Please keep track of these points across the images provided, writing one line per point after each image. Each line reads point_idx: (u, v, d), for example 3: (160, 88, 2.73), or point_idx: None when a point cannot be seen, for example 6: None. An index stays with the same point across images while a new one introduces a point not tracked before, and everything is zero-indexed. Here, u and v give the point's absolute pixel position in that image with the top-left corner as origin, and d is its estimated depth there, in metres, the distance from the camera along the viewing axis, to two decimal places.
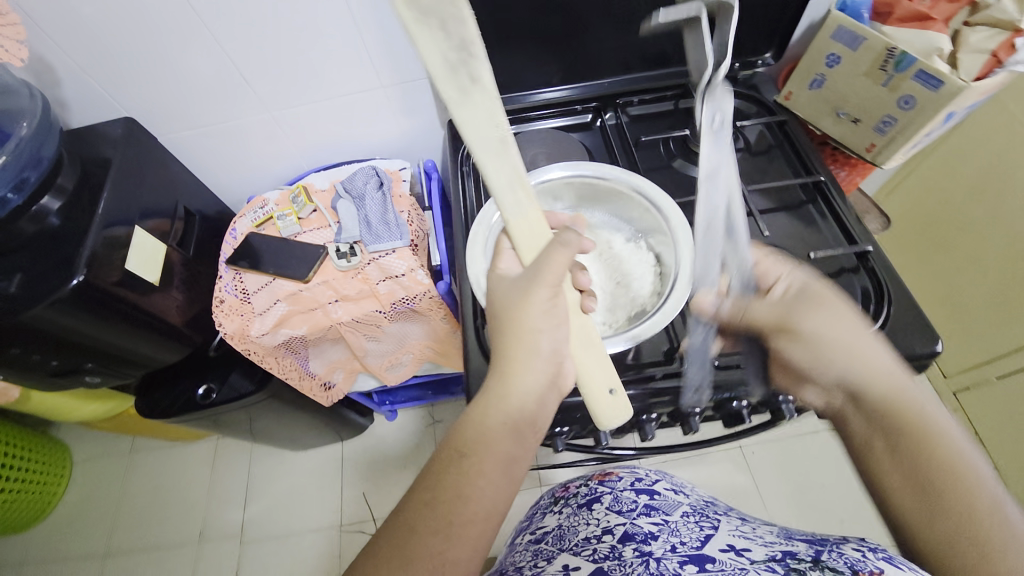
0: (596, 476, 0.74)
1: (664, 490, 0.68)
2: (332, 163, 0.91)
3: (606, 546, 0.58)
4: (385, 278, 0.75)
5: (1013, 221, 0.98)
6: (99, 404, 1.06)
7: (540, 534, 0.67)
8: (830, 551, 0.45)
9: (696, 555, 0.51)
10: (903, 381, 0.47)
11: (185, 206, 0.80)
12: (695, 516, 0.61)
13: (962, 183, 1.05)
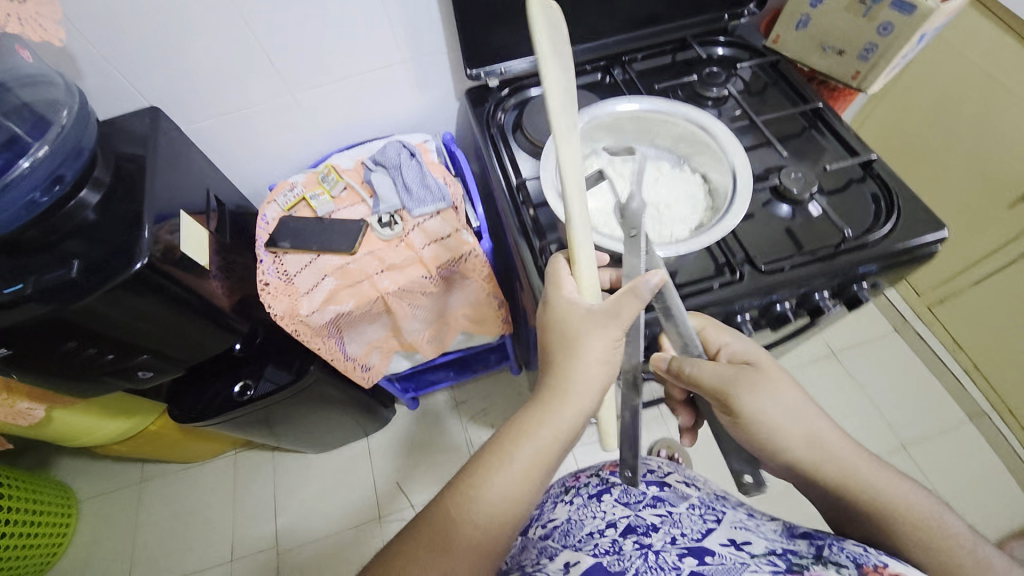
0: (608, 464, 0.64)
1: (676, 482, 0.59)
2: (353, 143, 0.92)
3: (608, 541, 0.50)
4: (430, 241, 0.78)
5: (965, 143, 1.10)
6: (124, 420, 1.02)
7: (547, 530, 0.56)
8: (831, 545, 0.41)
9: (696, 547, 0.46)
10: (857, 456, 0.46)
11: (215, 194, 0.79)
12: (701, 508, 0.52)
13: (916, 114, 1.18)
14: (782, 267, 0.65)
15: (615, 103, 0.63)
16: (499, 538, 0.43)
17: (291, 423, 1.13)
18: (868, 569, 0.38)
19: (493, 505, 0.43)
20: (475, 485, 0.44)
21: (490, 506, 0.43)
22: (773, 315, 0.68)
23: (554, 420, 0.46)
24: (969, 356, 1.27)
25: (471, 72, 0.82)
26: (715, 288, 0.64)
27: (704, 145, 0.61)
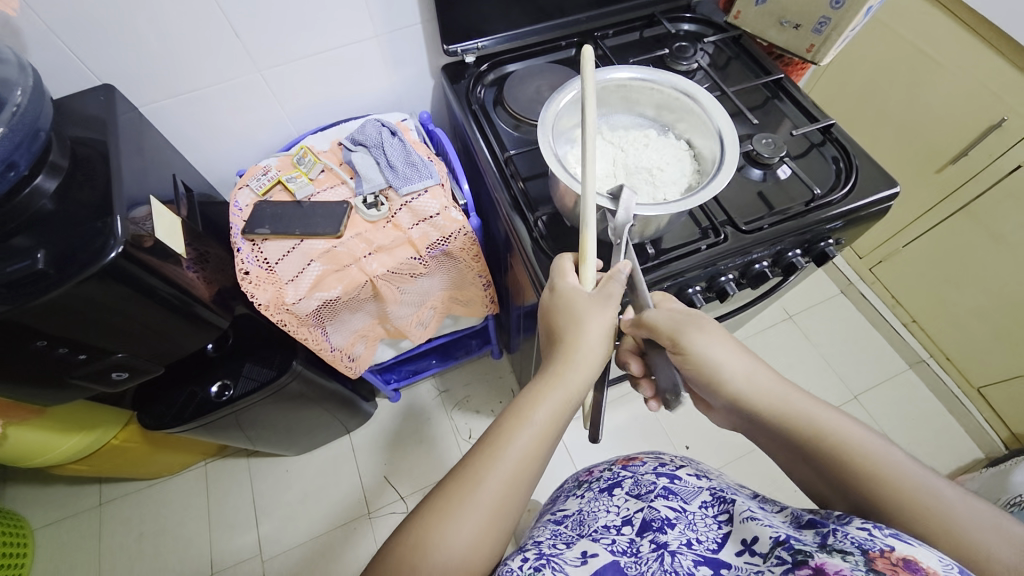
0: (620, 459, 0.66)
1: (687, 475, 0.58)
2: (326, 124, 0.89)
3: (626, 539, 0.50)
4: (419, 221, 0.76)
5: (897, 114, 1.21)
6: (85, 436, 0.94)
7: (559, 518, 0.59)
8: (836, 532, 0.39)
9: (713, 558, 0.45)
10: (787, 394, 0.48)
11: (182, 181, 0.74)
12: (713, 504, 0.52)
13: (853, 90, 1.28)
14: (762, 226, 0.69)
15: (605, 71, 0.64)
16: (533, 468, 0.44)
17: (270, 423, 1.07)
18: (875, 555, 0.36)
19: (530, 434, 0.45)
20: (514, 417, 0.46)
21: (526, 436, 0.45)
22: (753, 275, 0.73)
23: (583, 359, 0.49)
24: (906, 309, 1.41)
25: (448, 48, 0.81)
26: (704, 248, 0.67)
27: (689, 111, 0.64)
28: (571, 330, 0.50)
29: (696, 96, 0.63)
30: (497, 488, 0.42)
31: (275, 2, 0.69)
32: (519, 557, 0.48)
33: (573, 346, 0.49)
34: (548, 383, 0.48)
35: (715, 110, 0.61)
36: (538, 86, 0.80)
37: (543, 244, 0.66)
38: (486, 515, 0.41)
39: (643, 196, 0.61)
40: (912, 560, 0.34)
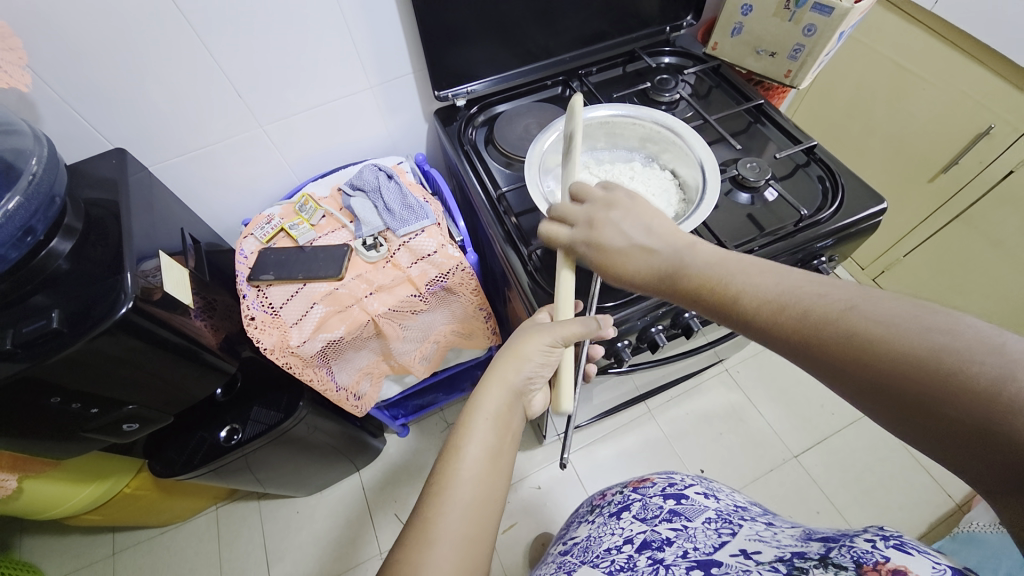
0: (633, 481, 0.68)
1: (694, 495, 0.60)
2: (327, 170, 0.93)
3: (624, 557, 0.53)
4: (416, 259, 0.78)
5: (885, 127, 1.22)
6: (97, 486, 0.95)
7: (568, 546, 0.64)
8: (841, 546, 0.39)
9: (705, 560, 0.46)
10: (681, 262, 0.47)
11: (190, 233, 0.77)
12: (717, 521, 0.53)
13: (838, 106, 1.31)
14: (753, 248, 0.70)
15: (586, 109, 0.67)
16: (487, 488, 0.49)
17: (275, 467, 1.08)
18: (868, 569, 0.35)
19: (469, 461, 0.49)
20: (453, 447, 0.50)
21: (467, 463, 0.49)
22: None
23: (502, 377, 0.53)
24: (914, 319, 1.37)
25: (441, 94, 0.85)
26: None
27: (671, 143, 0.67)
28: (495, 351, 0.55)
29: (679, 130, 0.65)
30: (455, 523, 0.46)
31: (273, 63, 0.74)
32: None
33: (494, 369, 0.54)
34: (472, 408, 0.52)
35: (697, 140, 0.63)
36: (526, 124, 0.84)
37: (538, 278, 0.68)
38: (452, 551, 0.44)
39: None
40: (900, 570, 0.34)
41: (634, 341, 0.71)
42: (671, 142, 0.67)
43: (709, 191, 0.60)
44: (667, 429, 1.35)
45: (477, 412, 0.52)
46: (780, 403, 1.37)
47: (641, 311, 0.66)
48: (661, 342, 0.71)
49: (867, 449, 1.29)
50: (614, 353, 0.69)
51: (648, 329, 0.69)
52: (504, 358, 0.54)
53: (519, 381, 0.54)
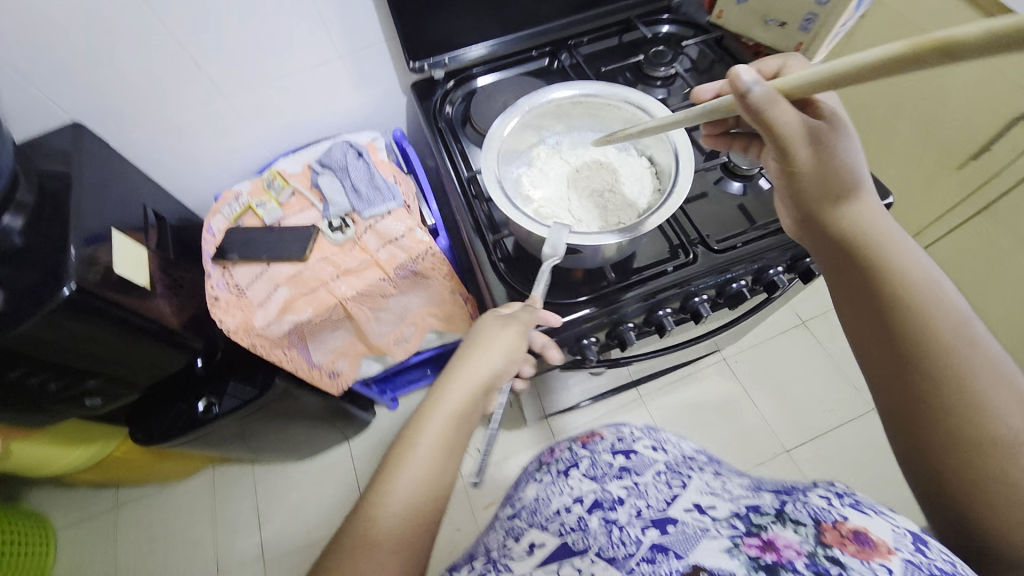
0: (582, 438, 0.68)
1: (643, 449, 0.59)
2: (298, 146, 0.90)
3: (574, 517, 0.50)
4: (384, 243, 0.76)
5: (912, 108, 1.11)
6: (86, 448, 0.97)
7: (514, 511, 0.60)
8: (796, 502, 0.42)
9: (661, 518, 0.45)
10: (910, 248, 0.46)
11: (153, 210, 0.76)
12: (667, 474, 0.53)
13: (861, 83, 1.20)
14: (736, 245, 0.65)
15: (544, 89, 0.59)
16: (436, 486, 0.45)
17: (266, 436, 1.10)
18: (827, 526, 0.38)
19: (419, 455, 0.46)
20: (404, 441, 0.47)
21: (419, 460, 0.45)
22: (731, 295, 0.68)
23: (470, 369, 0.51)
24: None
25: (413, 66, 0.79)
26: (670, 271, 0.64)
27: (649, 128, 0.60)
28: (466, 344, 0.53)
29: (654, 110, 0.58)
30: (396, 520, 0.43)
31: (233, 32, 0.69)
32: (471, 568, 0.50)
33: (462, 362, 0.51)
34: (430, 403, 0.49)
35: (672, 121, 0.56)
36: (506, 100, 0.78)
37: (503, 271, 0.64)
38: (389, 548, 0.41)
39: (594, 222, 0.58)
40: (862, 532, 0.37)
41: (603, 338, 0.67)
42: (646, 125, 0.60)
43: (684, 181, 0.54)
44: (656, 417, 1.32)
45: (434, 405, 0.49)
46: (776, 396, 1.33)
47: (607, 310, 0.62)
48: (631, 342, 0.66)
49: (864, 447, 1.25)
50: (579, 351, 0.65)
51: (621, 325, 0.65)
52: (468, 355, 0.51)
53: (489, 374, 0.51)
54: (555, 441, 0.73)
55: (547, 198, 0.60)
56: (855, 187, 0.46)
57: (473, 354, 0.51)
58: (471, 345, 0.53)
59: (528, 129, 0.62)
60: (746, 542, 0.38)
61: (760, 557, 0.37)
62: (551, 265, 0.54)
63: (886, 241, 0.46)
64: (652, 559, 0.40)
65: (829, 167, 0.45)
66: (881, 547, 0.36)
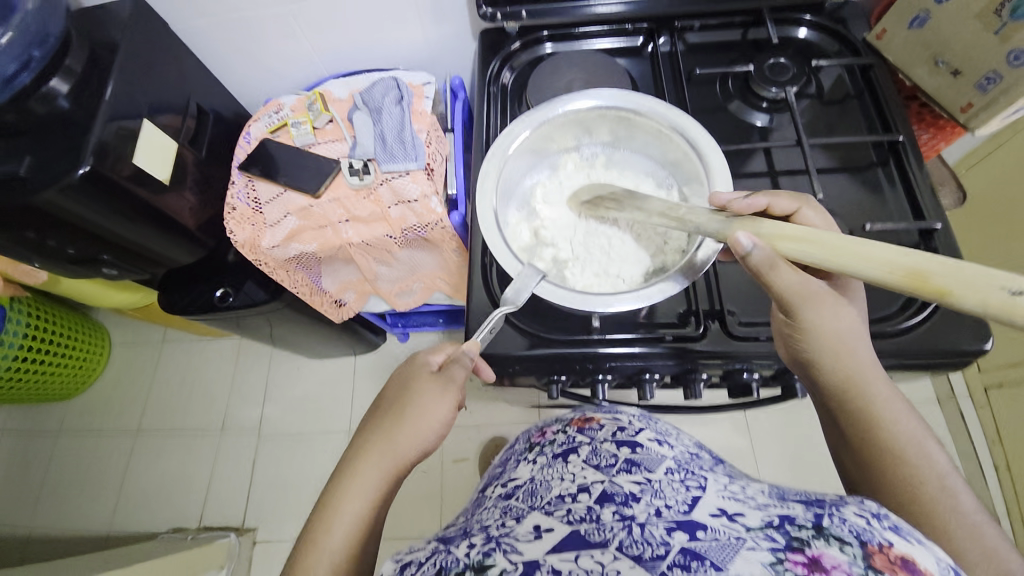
0: (576, 421, 0.58)
1: (649, 442, 0.51)
2: (351, 70, 0.85)
3: (581, 506, 0.42)
4: (398, 201, 0.72)
5: None
6: (127, 294, 1.09)
7: (509, 490, 0.50)
8: (832, 516, 0.35)
9: (686, 521, 0.38)
10: (878, 390, 0.45)
11: (197, 102, 0.79)
12: (681, 473, 0.46)
13: None
14: (756, 334, 0.54)
15: (557, 101, 0.53)
16: (358, 562, 0.42)
17: (282, 332, 1.14)
18: (873, 549, 0.32)
19: (342, 529, 0.43)
20: (327, 513, 0.45)
21: (337, 534, 0.43)
22: (735, 382, 0.58)
23: (415, 432, 0.49)
24: (1007, 452, 1.00)
25: (485, 12, 0.68)
26: (668, 340, 0.55)
27: (694, 171, 0.53)
28: (410, 403, 0.50)
29: (706, 150, 0.51)
30: None
31: None
32: (467, 544, 0.40)
33: (402, 423, 0.49)
34: (362, 465, 0.47)
35: (719, 167, 0.49)
36: (570, 80, 0.67)
37: (490, 278, 0.57)
38: None
39: (590, 265, 0.52)
40: (910, 561, 0.31)
41: (575, 378, 0.59)
42: (687, 166, 0.54)
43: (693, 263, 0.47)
44: None
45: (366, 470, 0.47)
46: (790, 470, 1.13)
47: (579, 359, 0.55)
48: (601, 395, 0.59)
49: None
50: (544, 383, 0.59)
51: (595, 377, 0.58)
52: (400, 420, 0.49)
53: (429, 441, 0.50)
54: (544, 421, 0.63)
55: (553, 220, 0.55)
56: (848, 347, 0.46)
57: (406, 418, 0.50)
58: (405, 405, 0.50)
59: (561, 132, 0.56)
60: (790, 558, 0.32)
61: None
62: (507, 312, 0.48)
63: (872, 399, 0.45)
64: (685, 565, 0.33)
65: (824, 327, 0.45)
66: None
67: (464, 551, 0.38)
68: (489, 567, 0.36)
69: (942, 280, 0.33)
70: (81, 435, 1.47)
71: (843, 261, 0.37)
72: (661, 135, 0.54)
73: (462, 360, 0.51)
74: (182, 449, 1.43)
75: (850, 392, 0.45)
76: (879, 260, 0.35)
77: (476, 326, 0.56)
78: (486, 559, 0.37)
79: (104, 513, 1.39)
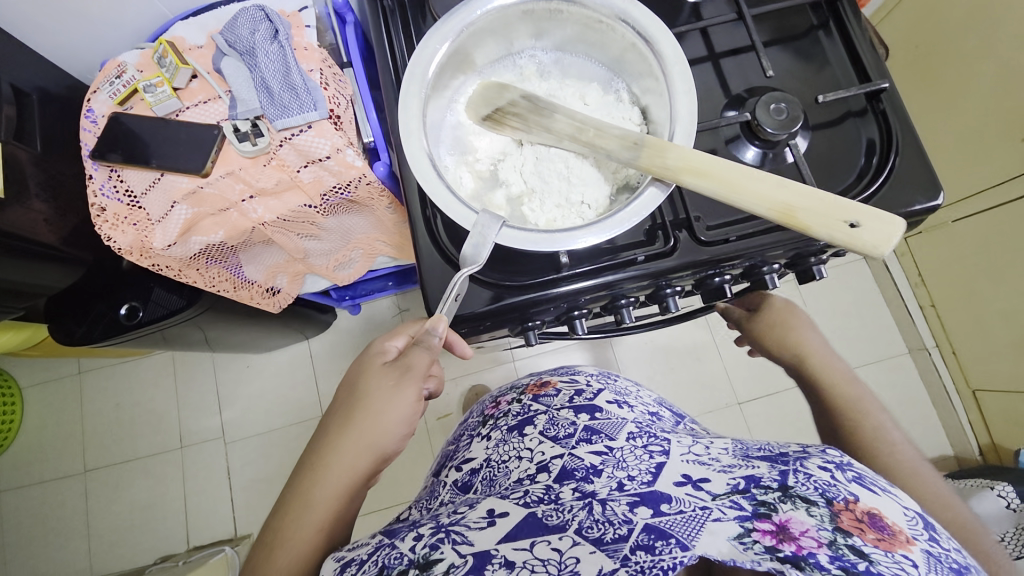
0: (531, 387, 0.54)
1: (608, 405, 0.48)
2: (203, 6, 0.68)
3: (541, 488, 0.40)
4: (307, 162, 0.61)
5: (1004, 47, 0.83)
6: (14, 333, 0.92)
7: (466, 476, 0.47)
8: (797, 473, 0.34)
9: (649, 493, 0.36)
10: (832, 366, 0.55)
11: (9, 82, 0.62)
12: (643, 437, 0.43)
13: (957, 4, 0.88)
14: (727, 237, 0.51)
15: (475, 1, 0.44)
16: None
17: (217, 334, 1.01)
18: (840, 507, 0.31)
19: (294, 549, 0.40)
20: (278, 534, 0.41)
21: (280, 564, 0.39)
22: (708, 287, 0.56)
23: (369, 433, 0.45)
24: (929, 290, 1.10)
25: None
26: (640, 261, 0.51)
27: (646, 65, 0.47)
28: (362, 400, 0.46)
29: (655, 36, 0.45)
30: None
31: None
32: (413, 536, 0.35)
33: (355, 425, 0.45)
34: (313, 476, 0.43)
35: (675, 52, 0.43)
36: None
37: (437, 231, 0.50)
38: None
39: (549, 196, 0.47)
40: (877, 516, 0.31)
41: (550, 319, 0.55)
42: (635, 61, 0.48)
43: (645, 200, 0.42)
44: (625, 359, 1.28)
45: (318, 480, 0.43)
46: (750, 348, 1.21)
47: (548, 300, 0.51)
48: (581, 330, 0.56)
49: None
50: (518, 331, 0.55)
51: (572, 313, 0.54)
52: (346, 426, 0.45)
53: (388, 443, 0.46)
54: (498, 390, 0.58)
55: (494, 150, 0.49)
56: (796, 331, 0.58)
57: (353, 423, 0.45)
58: (354, 409, 0.46)
59: (474, 44, 0.47)
60: (756, 527, 0.31)
61: (778, 548, 0.29)
62: (471, 272, 0.44)
63: (825, 369, 0.55)
64: (650, 546, 0.31)
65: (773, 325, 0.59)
66: (901, 535, 0.30)
67: (409, 545, 0.34)
68: (435, 564, 0.32)
69: (804, 215, 0.40)
70: (22, 492, 1.31)
71: (741, 198, 0.41)
72: (598, 25, 0.47)
73: (427, 340, 0.47)
74: (144, 478, 1.31)
75: (805, 363, 0.56)
76: (764, 197, 0.41)
77: (434, 293, 0.49)
78: (432, 551, 0.33)
79: (77, 563, 1.28)
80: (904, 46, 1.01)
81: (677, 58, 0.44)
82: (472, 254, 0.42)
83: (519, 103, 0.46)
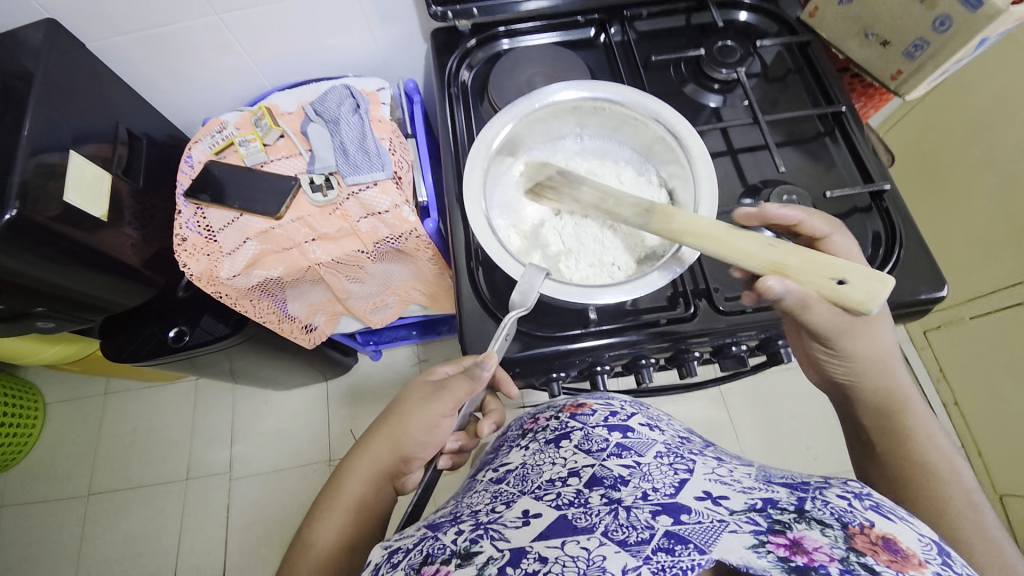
0: (568, 407, 0.55)
1: (640, 427, 0.49)
2: (295, 82, 0.81)
3: (572, 491, 0.41)
4: (367, 214, 0.69)
5: (1008, 161, 0.91)
6: (64, 346, 0.98)
7: (502, 474, 0.48)
8: (814, 500, 0.36)
9: (670, 504, 0.37)
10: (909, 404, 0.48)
11: (127, 128, 0.73)
12: (670, 456, 0.44)
13: (956, 123, 0.98)
14: (744, 308, 0.56)
15: (534, 95, 0.53)
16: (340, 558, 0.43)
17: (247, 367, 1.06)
18: (854, 530, 0.33)
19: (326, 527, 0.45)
20: (314, 515, 0.47)
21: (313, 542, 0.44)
22: (727, 357, 0.60)
23: (394, 432, 0.50)
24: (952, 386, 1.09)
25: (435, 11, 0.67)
26: (663, 324, 0.56)
27: (674, 156, 0.54)
28: (394, 405, 0.52)
29: (681, 132, 0.53)
30: None
31: None
32: (455, 531, 0.38)
33: (383, 425, 0.50)
34: (347, 467, 0.49)
35: (698, 146, 0.50)
36: (531, 75, 0.67)
37: (477, 276, 0.57)
38: None
39: (584, 256, 0.53)
40: (891, 540, 0.32)
41: (575, 373, 0.59)
42: (663, 152, 0.56)
43: (668, 269, 0.48)
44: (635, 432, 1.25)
45: (351, 470, 0.49)
46: (765, 432, 1.19)
47: (574, 352, 0.55)
48: (602, 386, 0.59)
49: None
50: (543, 381, 0.58)
51: (595, 367, 0.58)
52: (376, 429, 0.50)
53: (410, 445, 0.49)
54: (537, 406, 0.59)
55: (536, 214, 0.56)
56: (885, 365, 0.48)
57: (383, 423, 0.50)
58: (386, 414, 0.51)
59: (527, 130, 0.56)
60: (771, 540, 0.32)
61: (790, 559, 0.30)
62: (519, 315, 0.49)
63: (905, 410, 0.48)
64: (670, 548, 0.31)
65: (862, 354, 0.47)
66: (914, 559, 0.31)
67: (451, 538, 0.37)
68: (476, 554, 0.34)
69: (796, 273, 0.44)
70: (22, 510, 1.31)
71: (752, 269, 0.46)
72: (633, 119, 0.55)
73: (475, 371, 0.50)
74: (144, 507, 1.31)
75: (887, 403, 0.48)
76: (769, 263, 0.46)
77: (472, 335, 0.54)
78: (472, 544, 0.36)
79: None
80: (908, 155, 1.10)
81: (700, 151, 0.51)
82: (519, 301, 0.48)
83: (556, 177, 0.53)
